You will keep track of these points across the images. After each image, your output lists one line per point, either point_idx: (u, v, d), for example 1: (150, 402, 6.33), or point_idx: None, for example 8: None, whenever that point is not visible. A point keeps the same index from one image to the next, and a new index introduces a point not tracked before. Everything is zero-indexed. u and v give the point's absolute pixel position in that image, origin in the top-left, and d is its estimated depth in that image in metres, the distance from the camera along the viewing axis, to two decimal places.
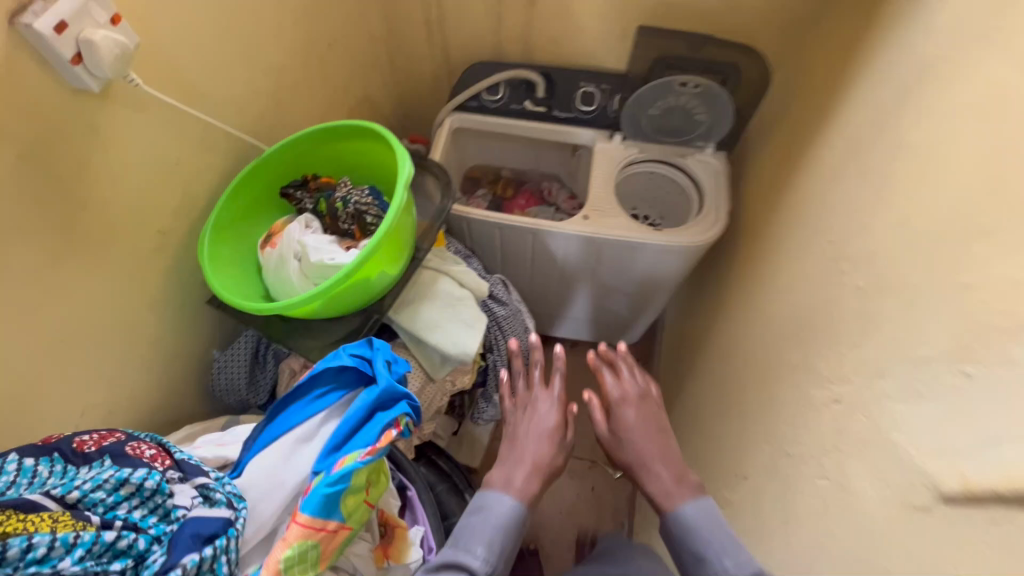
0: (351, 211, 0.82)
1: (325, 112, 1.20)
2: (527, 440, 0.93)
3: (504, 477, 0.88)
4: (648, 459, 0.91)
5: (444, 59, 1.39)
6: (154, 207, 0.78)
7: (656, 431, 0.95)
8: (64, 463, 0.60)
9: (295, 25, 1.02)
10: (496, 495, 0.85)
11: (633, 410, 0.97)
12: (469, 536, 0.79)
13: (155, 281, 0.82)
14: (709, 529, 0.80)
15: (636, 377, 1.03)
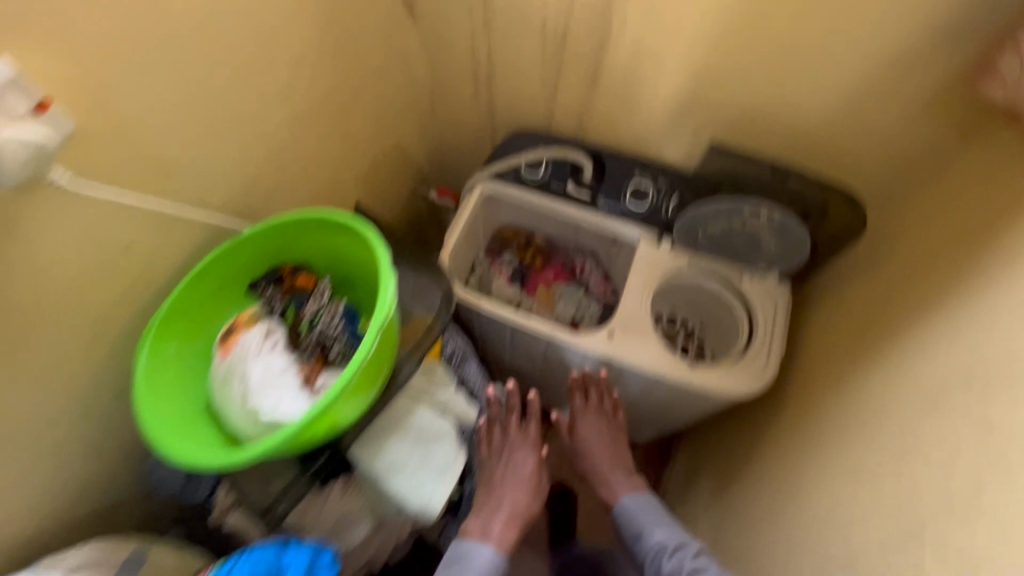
0: (316, 337, 0.69)
1: (342, 167, 1.07)
2: (507, 492, 0.93)
3: (480, 523, 0.89)
4: (601, 466, 1.10)
5: (487, 118, 1.24)
6: (94, 300, 0.66)
7: (610, 447, 1.12)
8: None
9: (311, 79, 0.89)
10: (471, 539, 0.87)
11: (595, 429, 1.11)
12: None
13: (89, 376, 0.70)
14: (645, 518, 1.00)
15: (605, 410, 1.12)
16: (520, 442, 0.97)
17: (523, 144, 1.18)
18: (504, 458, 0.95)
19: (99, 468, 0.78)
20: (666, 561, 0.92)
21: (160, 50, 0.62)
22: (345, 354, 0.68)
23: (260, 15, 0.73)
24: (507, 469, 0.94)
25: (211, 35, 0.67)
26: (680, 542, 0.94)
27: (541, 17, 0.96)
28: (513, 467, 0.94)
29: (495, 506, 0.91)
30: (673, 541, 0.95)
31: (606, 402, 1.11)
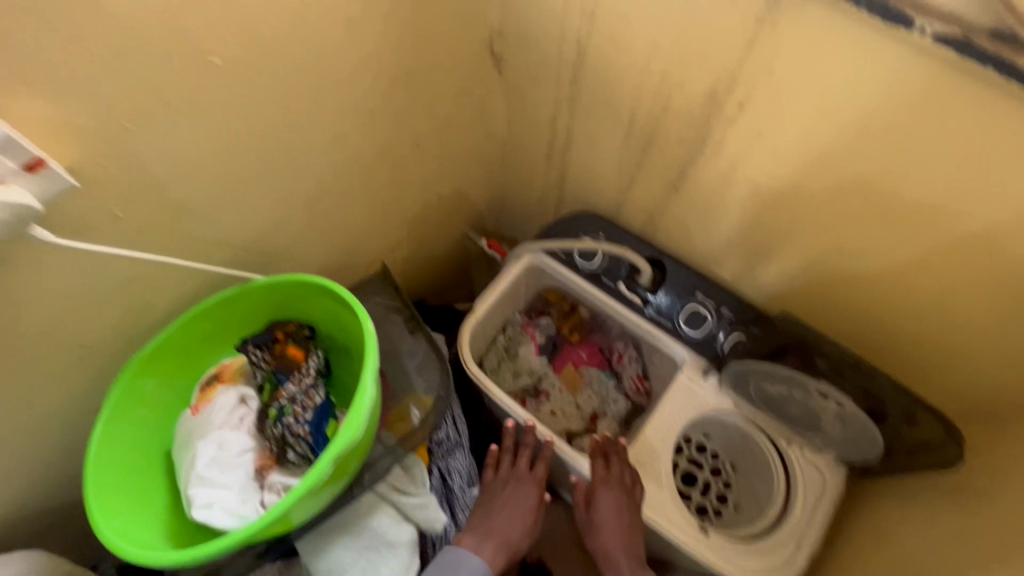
0: (277, 434, 0.65)
1: (389, 214, 1.00)
2: (504, 520, 0.84)
3: (474, 543, 0.81)
4: (612, 540, 0.89)
5: (557, 191, 1.13)
6: (70, 333, 0.63)
7: (626, 523, 0.89)
8: None
9: (367, 131, 0.81)
10: (466, 549, 0.79)
11: (613, 499, 0.89)
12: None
13: (54, 403, 0.67)
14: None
15: (626, 477, 0.91)
16: (526, 478, 0.89)
17: (587, 227, 1.07)
18: (508, 486, 0.88)
19: (57, 489, 0.75)
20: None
21: (190, 101, 0.57)
22: (302, 461, 0.64)
23: (316, 70, 0.67)
24: (508, 502, 0.86)
25: (257, 89, 0.62)
26: None
27: (633, 110, 0.84)
28: (518, 499, 0.87)
29: (491, 532, 0.83)
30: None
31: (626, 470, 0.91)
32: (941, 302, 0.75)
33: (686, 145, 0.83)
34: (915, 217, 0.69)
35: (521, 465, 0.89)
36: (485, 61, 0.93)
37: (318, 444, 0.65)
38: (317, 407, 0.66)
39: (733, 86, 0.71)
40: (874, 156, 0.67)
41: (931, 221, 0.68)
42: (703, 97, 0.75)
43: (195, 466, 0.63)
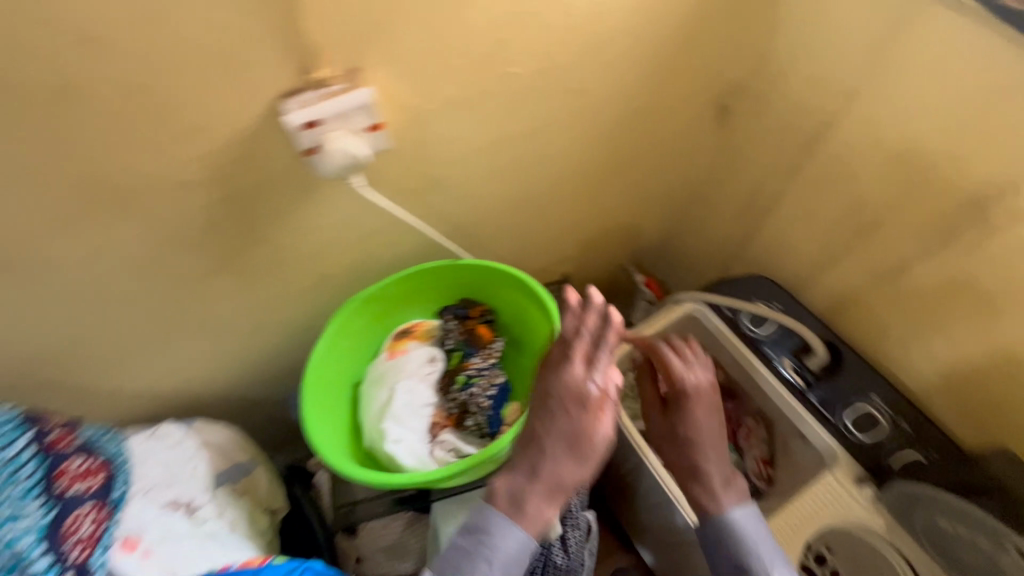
0: (462, 398, 0.73)
1: (573, 233, 1.03)
2: (554, 456, 0.55)
3: (511, 488, 0.56)
4: (706, 458, 0.65)
5: (738, 252, 1.10)
6: (319, 264, 0.73)
7: (716, 433, 0.67)
8: (34, 452, 0.54)
9: (592, 155, 0.86)
10: (497, 513, 0.55)
11: (706, 411, 0.66)
12: (456, 566, 0.54)
13: (283, 316, 0.78)
14: (761, 543, 0.63)
15: (703, 376, 0.68)
16: (577, 396, 0.56)
17: (765, 295, 1.02)
18: (554, 404, 0.56)
19: (249, 389, 0.87)
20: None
21: (481, 99, 0.66)
22: (478, 429, 0.72)
23: (580, 96, 0.74)
24: (556, 430, 0.55)
25: (533, 101, 0.70)
26: None
27: (870, 193, 0.80)
28: (574, 426, 0.55)
29: (540, 470, 0.55)
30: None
31: (698, 364, 0.69)
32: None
33: (922, 238, 0.77)
34: None
35: (570, 372, 0.57)
36: (714, 111, 0.93)
37: (494, 418, 0.73)
38: (499, 387, 0.75)
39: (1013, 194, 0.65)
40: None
41: None
42: (966, 198, 0.70)
43: (390, 405, 0.71)
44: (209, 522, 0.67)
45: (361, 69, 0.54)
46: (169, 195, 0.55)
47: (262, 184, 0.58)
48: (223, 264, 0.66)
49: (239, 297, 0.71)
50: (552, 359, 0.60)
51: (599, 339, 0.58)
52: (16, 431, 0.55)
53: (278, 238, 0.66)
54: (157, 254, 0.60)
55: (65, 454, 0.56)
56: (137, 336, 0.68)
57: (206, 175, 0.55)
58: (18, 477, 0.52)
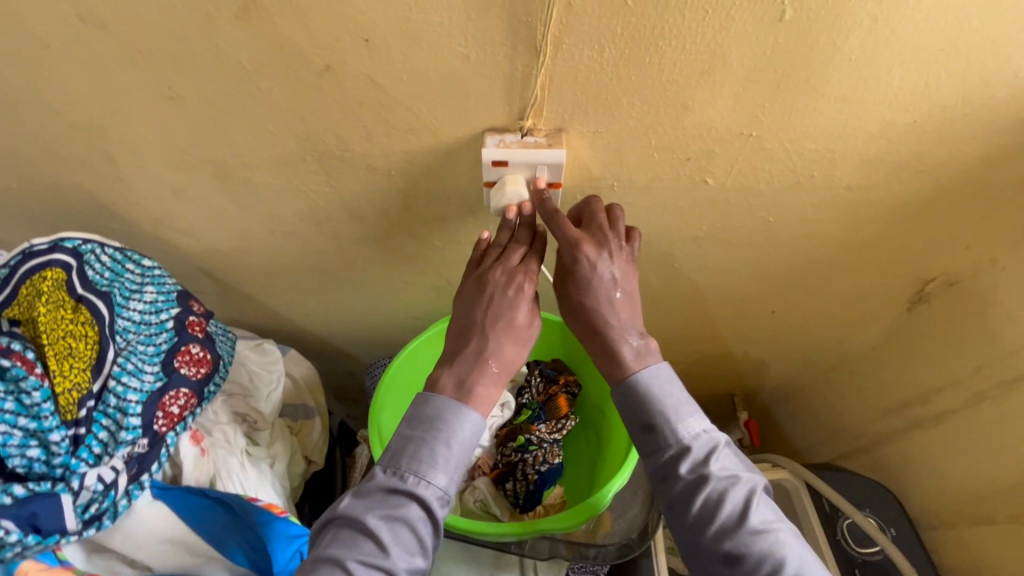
0: (511, 461, 0.70)
1: (692, 342, 0.96)
2: (495, 336, 0.55)
3: (458, 375, 0.54)
4: (609, 324, 0.55)
5: (867, 447, 0.94)
6: (449, 271, 0.77)
7: (623, 299, 0.55)
8: (172, 326, 0.64)
9: (749, 282, 0.80)
10: (445, 398, 0.52)
11: (605, 271, 0.54)
12: (412, 457, 0.50)
13: (397, 299, 0.83)
14: (673, 401, 0.53)
15: (620, 253, 0.56)
16: (508, 281, 0.56)
17: (880, 509, 0.87)
18: (486, 292, 0.57)
19: (343, 344, 0.94)
20: (690, 471, 0.50)
21: (663, 192, 0.64)
22: (512, 497, 0.70)
23: (764, 226, 0.69)
24: (488, 317, 0.56)
25: (713, 211, 0.67)
26: (711, 438, 0.52)
27: None
28: (495, 309, 0.56)
29: (486, 353, 0.54)
30: (704, 448, 0.51)
31: (612, 241, 0.55)
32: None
33: None
34: None
35: (505, 264, 0.57)
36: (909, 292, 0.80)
37: (533, 494, 0.70)
38: (553, 467, 0.70)
39: None
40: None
41: None
42: None
43: None
44: (258, 446, 0.72)
45: (565, 130, 0.56)
46: (362, 173, 0.61)
47: (436, 192, 0.63)
48: (373, 241, 0.71)
49: (373, 270, 0.77)
50: (486, 262, 0.59)
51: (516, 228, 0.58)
52: (169, 305, 0.65)
53: (426, 238, 0.71)
54: (330, 215, 0.67)
55: (191, 337, 0.65)
56: (283, 268, 0.76)
57: (397, 169, 0.60)
58: (153, 341, 0.62)
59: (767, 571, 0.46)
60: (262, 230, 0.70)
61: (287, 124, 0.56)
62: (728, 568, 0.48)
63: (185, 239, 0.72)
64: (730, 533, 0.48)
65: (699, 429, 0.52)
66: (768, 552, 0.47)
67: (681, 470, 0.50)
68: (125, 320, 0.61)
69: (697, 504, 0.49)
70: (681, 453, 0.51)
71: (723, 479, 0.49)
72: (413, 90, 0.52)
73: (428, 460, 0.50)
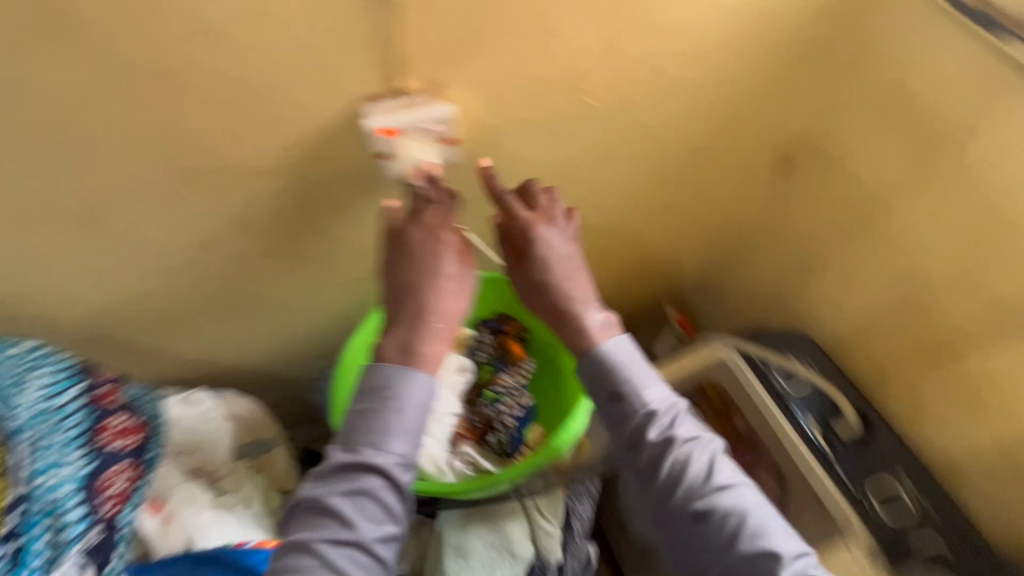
0: (486, 416, 0.74)
1: (613, 260, 1.03)
2: (431, 293, 0.56)
3: (399, 339, 0.53)
4: (569, 295, 0.61)
5: (777, 305, 1.07)
6: (367, 259, 0.75)
7: (575, 273, 0.63)
8: (81, 404, 0.60)
9: (647, 192, 0.87)
10: (391, 364, 0.52)
11: (558, 248, 0.62)
12: (366, 429, 0.49)
13: (322, 305, 0.80)
14: (634, 368, 0.56)
15: (566, 235, 0.64)
16: (432, 243, 0.58)
17: (799, 351, 1.00)
18: (410, 255, 0.57)
19: (279, 369, 0.89)
20: (657, 435, 0.53)
21: (550, 123, 0.66)
22: (497, 449, 0.73)
23: (647, 132, 0.73)
24: (425, 278, 0.56)
25: (600, 135, 0.71)
26: (672, 404, 0.55)
27: (931, 265, 0.77)
28: (432, 270, 0.57)
29: (428, 313, 0.55)
30: (667, 413, 0.55)
31: (558, 225, 0.64)
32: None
33: (983, 319, 0.74)
34: None
35: (423, 224, 0.58)
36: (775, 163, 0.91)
37: (516, 438, 0.73)
38: (525, 408, 0.75)
39: None
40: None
41: None
42: None
43: None
44: (226, 495, 0.70)
45: (445, 84, 0.56)
46: (246, 178, 0.58)
47: (330, 179, 0.60)
48: (281, 250, 0.68)
49: (290, 281, 0.73)
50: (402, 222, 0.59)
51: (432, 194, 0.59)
52: (69, 382, 0.60)
53: (333, 231, 0.68)
54: (222, 234, 0.62)
55: (105, 409, 0.62)
56: (185, 307, 0.70)
57: (281, 165, 0.57)
58: (63, 426, 0.58)
59: (732, 526, 0.50)
60: (152, 271, 0.64)
61: (144, 139, 0.51)
62: (696, 526, 0.51)
63: (63, 304, 0.64)
64: (698, 493, 0.51)
65: (662, 396, 0.56)
66: (731, 507, 0.50)
67: (649, 435, 0.53)
68: (22, 415, 0.57)
69: (665, 467, 0.52)
70: (645, 417, 0.54)
71: (686, 441, 0.53)
72: (279, 74, 0.50)
73: (381, 428, 0.49)
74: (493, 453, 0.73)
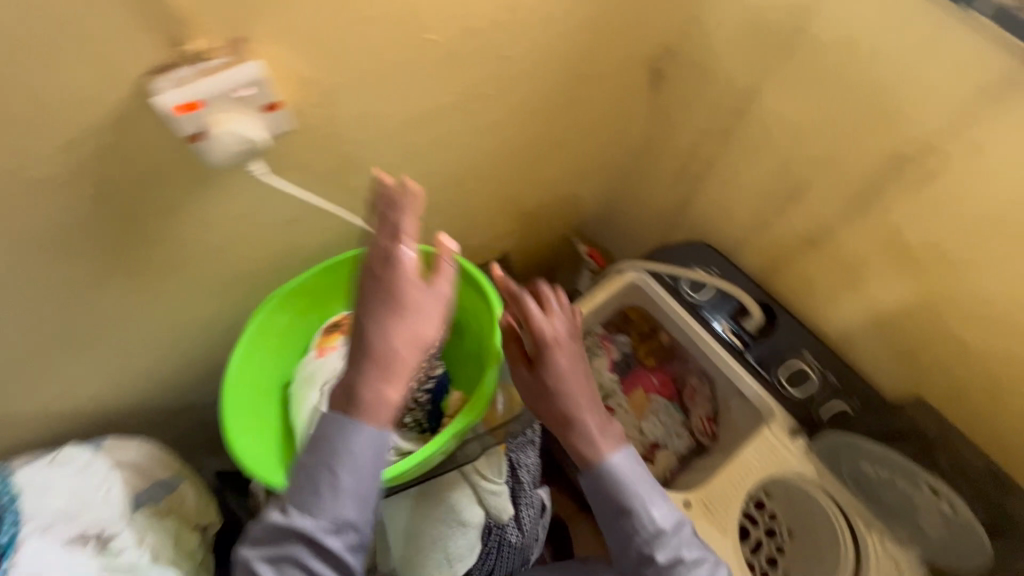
0: (399, 396, 0.70)
1: (510, 202, 1.01)
2: (380, 326, 0.51)
3: (346, 379, 0.53)
4: (575, 408, 0.64)
5: (674, 219, 1.10)
6: (230, 256, 0.68)
7: (584, 382, 0.65)
8: None
9: (522, 127, 0.84)
10: (339, 413, 0.53)
11: (567, 358, 0.64)
12: (302, 493, 0.54)
13: (196, 317, 0.72)
14: (642, 489, 0.64)
15: (573, 333, 0.66)
16: (388, 270, 0.52)
17: (699, 260, 1.03)
18: (370, 281, 0.52)
19: (175, 398, 0.80)
20: (665, 555, 0.63)
21: (392, 67, 0.59)
22: (417, 427, 0.69)
23: (502, 62, 0.68)
24: (388, 310, 0.51)
25: (457, 70, 0.65)
26: (678, 524, 0.64)
27: (794, 154, 0.80)
28: (397, 301, 0.51)
29: (377, 352, 0.51)
30: (672, 529, 0.64)
31: (564, 316, 0.65)
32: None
33: (842, 196, 0.78)
34: None
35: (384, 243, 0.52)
36: (643, 75, 0.90)
37: (434, 412, 0.70)
38: (438, 378, 0.71)
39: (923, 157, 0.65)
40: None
41: None
42: (889, 156, 0.69)
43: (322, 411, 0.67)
44: (123, 552, 0.64)
45: (245, 39, 0.48)
46: (35, 191, 0.49)
47: (145, 174, 0.53)
48: (117, 266, 0.59)
49: (143, 299, 0.65)
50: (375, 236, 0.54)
51: (400, 209, 0.52)
52: None
53: (175, 233, 0.60)
54: (30, 260, 0.54)
55: None
56: (16, 352, 0.60)
57: (77, 168, 0.49)
58: None
59: None
60: None
61: None
62: None
63: None
64: None
65: (667, 515, 0.64)
66: None
67: (658, 556, 0.62)
68: None
69: None
70: (653, 533, 0.63)
71: (689, 562, 0.63)
72: (25, 57, 0.41)
73: (312, 495, 0.53)
74: (415, 432, 0.69)
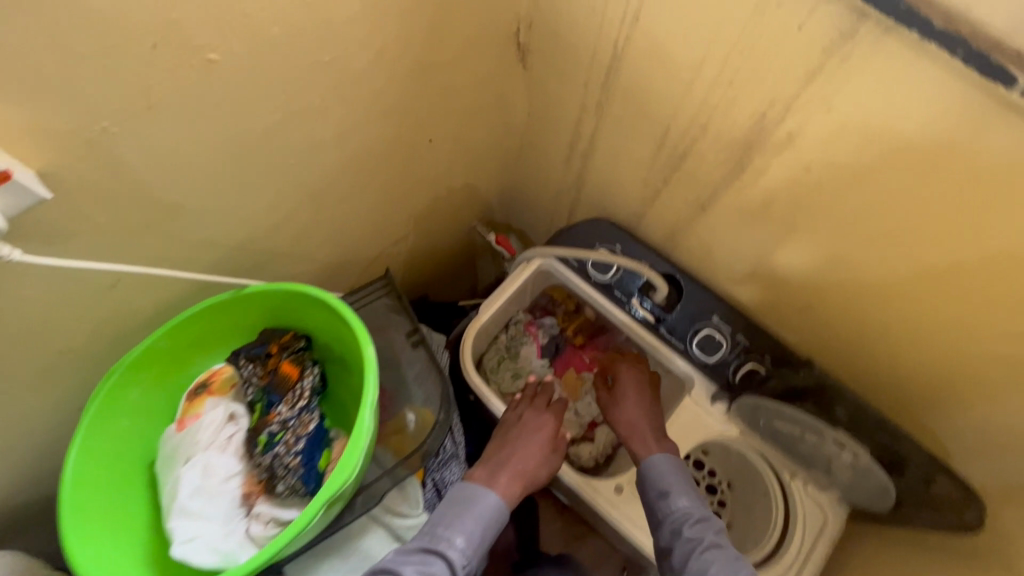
0: (266, 464, 0.63)
1: (393, 205, 0.94)
2: (523, 444, 0.83)
3: (490, 471, 0.79)
4: (639, 426, 0.87)
5: (572, 196, 1.05)
6: (42, 340, 0.58)
7: (651, 404, 0.90)
8: None
9: (377, 129, 0.75)
10: (471, 485, 0.76)
11: (634, 385, 0.92)
12: (446, 527, 0.72)
13: (25, 411, 0.63)
14: (676, 479, 0.79)
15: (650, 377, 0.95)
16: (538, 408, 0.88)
17: (601, 237, 0.99)
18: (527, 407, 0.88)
19: (32, 490, 0.72)
20: (694, 530, 0.73)
21: (170, 96, 0.50)
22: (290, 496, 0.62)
23: (319, 66, 0.59)
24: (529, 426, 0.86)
25: (261, 85, 0.56)
26: (708, 514, 0.75)
27: (667, 123, 0.76)
28: (536, 423, 0.86)
29: (516, 457, 0.81)
30: (701, 515, 0.75)
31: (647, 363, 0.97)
32: (992, 379, 0.67)
33: (717, 162, 0.75)
34: (941, 267, 0.63)
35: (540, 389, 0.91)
36: (508, 53, 0.83)
37: (310, 473, 0.64)
38: (310, 435, 0.65)
39: (784, 116, 0.62)
40: (942, 209, 0.58)
41: (946, 268, 0.62)
42: (752, 118, 0.65)
43: (171, 508, 0.61)
44: None
45: None
46: None
47: None
48: None
49: None
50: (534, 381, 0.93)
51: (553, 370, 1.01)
52: None
53: None
54: None
55: None
56: None
57: None
58: None
59: None
60: None
61: None
62: None
63: None
64: None
65: (695, 502, 0.77)
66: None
67: (687, 529, 0.73)
68: None
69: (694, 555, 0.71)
70: (681, 513, 0.75)
71: (716, 536, 0.72)
72: None
73: (454, 529, 0.71)
74: (291, 499, 0.63)
